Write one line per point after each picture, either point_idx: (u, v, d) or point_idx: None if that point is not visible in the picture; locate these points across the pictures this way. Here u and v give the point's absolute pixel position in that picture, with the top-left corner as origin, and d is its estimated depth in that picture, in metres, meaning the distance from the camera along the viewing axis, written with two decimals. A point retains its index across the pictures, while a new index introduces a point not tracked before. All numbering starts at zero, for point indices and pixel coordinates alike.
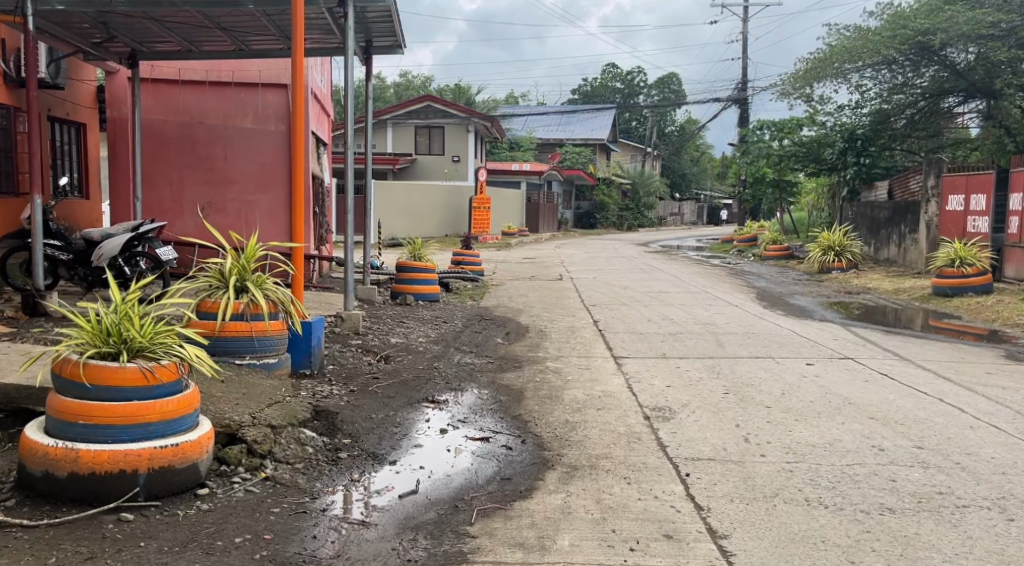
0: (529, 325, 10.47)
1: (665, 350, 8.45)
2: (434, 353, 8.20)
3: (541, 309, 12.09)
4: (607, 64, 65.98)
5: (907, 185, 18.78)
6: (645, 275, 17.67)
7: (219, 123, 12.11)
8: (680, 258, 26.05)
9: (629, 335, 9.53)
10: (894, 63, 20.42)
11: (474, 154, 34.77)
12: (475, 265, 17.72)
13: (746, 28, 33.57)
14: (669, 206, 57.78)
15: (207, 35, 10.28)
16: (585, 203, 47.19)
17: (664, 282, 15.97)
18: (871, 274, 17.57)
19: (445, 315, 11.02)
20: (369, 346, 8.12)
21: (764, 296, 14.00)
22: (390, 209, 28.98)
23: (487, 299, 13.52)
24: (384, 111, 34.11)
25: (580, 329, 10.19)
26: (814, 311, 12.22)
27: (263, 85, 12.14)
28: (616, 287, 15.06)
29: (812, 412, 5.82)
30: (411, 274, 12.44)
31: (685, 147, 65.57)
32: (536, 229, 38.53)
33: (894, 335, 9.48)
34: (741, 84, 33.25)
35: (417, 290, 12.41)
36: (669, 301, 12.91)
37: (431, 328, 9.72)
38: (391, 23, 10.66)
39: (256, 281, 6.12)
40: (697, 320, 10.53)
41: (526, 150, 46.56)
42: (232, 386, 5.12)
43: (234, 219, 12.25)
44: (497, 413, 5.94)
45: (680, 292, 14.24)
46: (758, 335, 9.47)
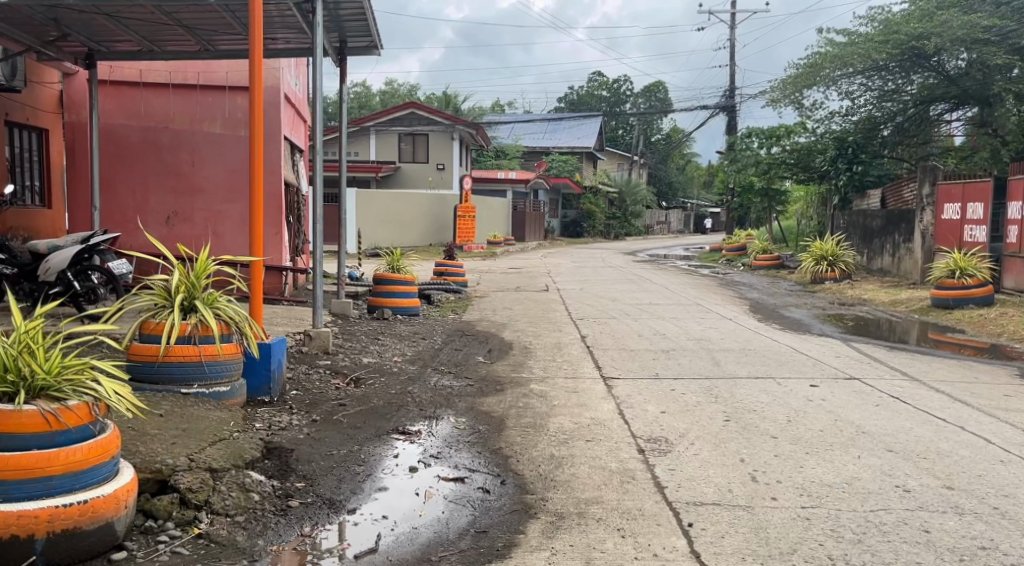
0: (513, 341, 9.88)
1: (658, 370, 7.88)
2: (409, 375, 7.59)
3: (526, 323, 11.49)
4: (593, 72, 65.68)
5: (900, 193, 18.34)
6: (633, 286, 17.14)
7: (184, 127, 11.49)
8: (669, 267, 25.57)
9: (619, 353, 8.94)
10: (884, 70, 20.20)
11: (459, 162, 34.24)
12: (458, 275, 17.12)
13: (733, 35, 33.22)
14: (656, 214, 57.41)
15: (169, 33, 9.70)
16: (571, 212, 46.73)
17: (654, 294, 15.43)
18: (865, 284, 17.10)
19: (425, 330, 10.41)
20: (338, 368, 7.51)
21: (757, 309, 13.47)
22: (373, 218, 28.29)
23: (469, 312, 12.92)
24: (368, 118, 33.50)
25: (566, 345, 9.61)
26: (811, 325, 11.69)
27: (231, 88, 11.53)
28: (604, 300, 14.50)
29: (824, 444, 5.26)
30: (389, 287, 11.82)
31: (672, 155, 65.30)
32: (522, 238, 37.97)
33: (899, 352, 8.94)
34: (728, 92, 32.90)
35: (396, 304, 11.80)
36: (659, 314, 12.35)
37: (408, 346, 9.11)
38: (365, 21, 10.06)
39: (205, 299, 5.51)
40: (690, 336, 9.98)
41: (511, 158, 46.06)
42: (171, 422, 4.50)
43: (203, 230, 11.62)
44: (474, 446, 5.33)
45: (670, 304, 13.70)
46: (756, 351, 8.92)
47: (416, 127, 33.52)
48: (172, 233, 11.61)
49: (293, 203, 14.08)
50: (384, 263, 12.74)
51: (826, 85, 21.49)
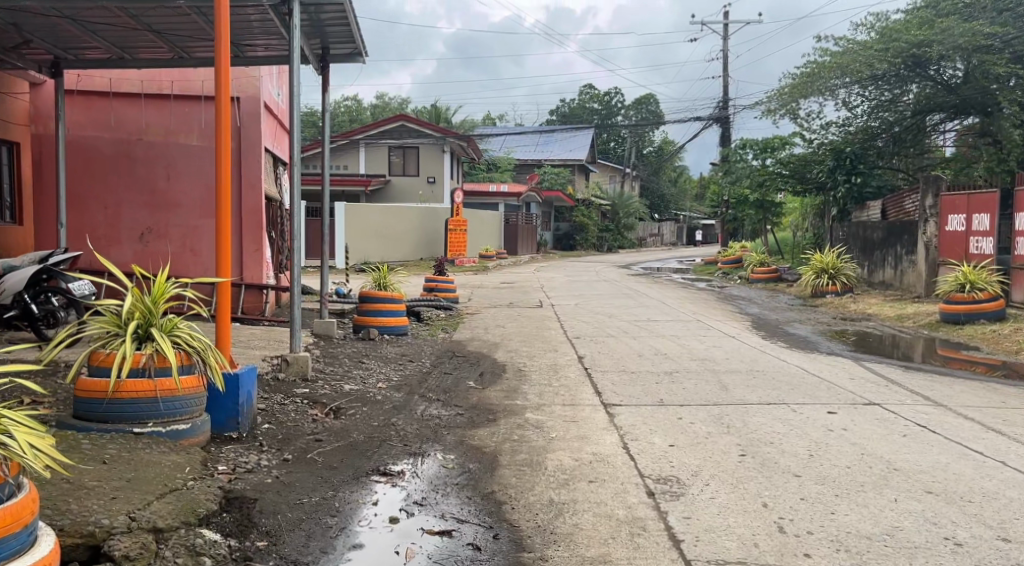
0: (506, 363, 9.33)
1: (662, 396, 7.33)
2: (393, 404, 7.03)
3: (519, 343, 10.94)
4: (584, 85, 65.45)
5: (901, 205, 17.91)
6: (629, 302, 16.62)
7: (159, 139, 10.93)
8: (664, 281, 25.08)
9: (619, 376, 8.40)
10: (881, 80, 19.80)
11: (450, 175, 33.77)
12: (448, 291, 16.56)
13: (726, 46, 32.88)
14: (649, 226, 57.02)
15: (138, 40, 9.17)
16: (564, 225, 46.28)
17: (651, 310, 14.90)
18: (868, 298, 16.63)
19: (413, 352, 9.85)
20: (317, 398, 6.94)
21: (759, 325, 12.96)
22: (363, 233, 27.71)
23: (460, 330, 12.35)
24: (357, 131, 32.93)
25: (563, 367, 9.06)
26: (818, 342, 11.16)
27: (208, 98, 11.01)
28: (600, 317, 13.96)
29: (854, 484, 4.72)
30: (374, 305, 11.24)
31: (663, 167, 65.04)
32: (514, 251, 37.45)
33: (916, 373, 8.41)
34: (721, 103, 32.53)
35: (382, 323, 11.22)
36: (658, 332, 11.82)
37: (394, 370, 8.55)
38: (348, 26, 9.51)
39: (164, 326, 4.93)
40: (693, 357, 9.45)
41: (503, 171, 45.61)
42: (115, 471, 3.95)
43: (179, 247, 11.04)
44: (462, 490, 4.76)
45: (669, 321, 13.17)
46: (764, 373, 8.39)
47: (406, 139, 32.99)
48: (147, 251, 11.00)
49: (276, 218, 13.52)
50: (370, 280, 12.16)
51: (823, 96, 21.09)
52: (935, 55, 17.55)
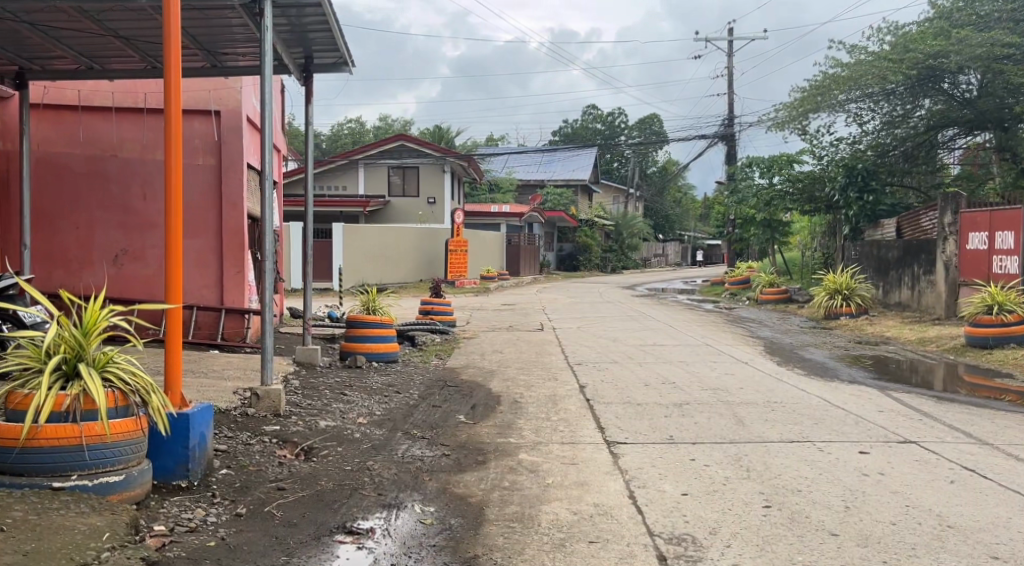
0: (502, 394, 8.63)
1: (672, 433, 6.62)
2: (372, 443, 6.32)
3: (516, 370, 10.22)
4: (586, 106, 65.17)
5: (918, 223, 17.21)
6: (634, 324, 15.93)
7: (134, 155, 10.31)
8: (670, 302, 24.40)
9: (624, 409, 7.67)
10: (891, 96, 19.44)
11: (450, 196, 33.21)
12: (445, 314, 15.87)
13: (731, 63, 32.40)
14: (653, 247, 56.45)
15: (106, 49, 8.58)
16: (567, 245, 45.70)
17: (657, 333, 14.22)
18: (884, 320, 15.90)
19: (403, 381, 9.17)
20: (286, 437, 6.23)
21: (772, 349, 12.24)
22: (361, 254, 27.10)
23: (456, 357, 11.64)
24: (356, 150, 32.42)
25: (563, 398, 8.35)
26: (837, 368, 10.43)
27: (187, 112, 10.42)
28: (603, 341, 13.27)
29: (903, 546, 4.01)
30: (361, 332, 10.58)
31: (667, 188, 64.55)
32: (517, 273, 36.80)
33: (950, 405, 7.68)
34: (727, 121, 31.95)
35: (371, 350, 10.54)
36: (664, 358, 11.10)
37: (380, 403, 7.84)
38: (332, 33, 8.86)
39: (96, 362, 4.25)
40: (704, 386, 8.74)
41: (505, 191, 45.11)
42: (10, 543, 3.40)
43: (156, 269, 10.37)
44: (440, 554, 4.04)
45: (677, 345, 12.46)
46: (782, 406, 7.67)
47: (406, 159, 32.45)
48: (121, 274, 10.33)
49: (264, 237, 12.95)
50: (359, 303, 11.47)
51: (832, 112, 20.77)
52: (952, 67, 16.95)
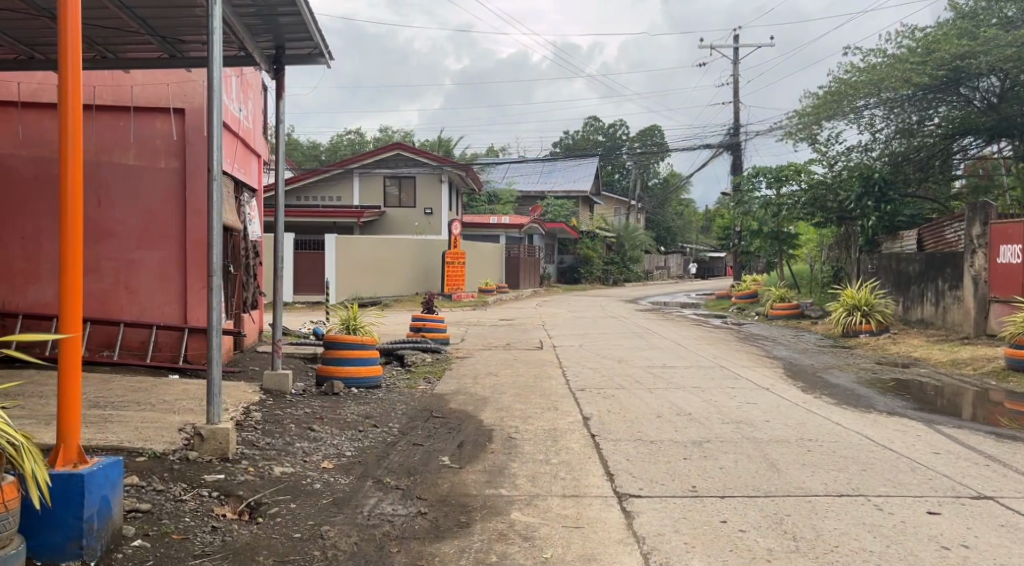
0: (494, 428, 7.56)
1: (695, 484, 5.56)
2: (334, 498, 5.26)
3: (512, 398, 9.15)
4: (587, 117, 64.38)
5: (941, 235, 16.18)
6: (640, 343, 14.88)
7: (89, 157, 9.26)
8: (676, 317, 23.43)
9: (634, 450, 6.60)
10: (909, 101, 18.66)
11: (447, 206, 32.24)
12: (438, 331, 14.83)
13: (736, 71, 31.47)
14: (655, 259, 55.44)
15: (46, 35, 7.56)
16: (568, 257, 44.66)
17: (666, 353, 13.15)
18: (908, 339, 14.85)
19: (383, 411, 8.14)
20: (230, 490, 5.16)
21: (794, 372, 11.18)
22: (354, 267, 26.08)
23: (446, 380, 10.58)
24: (351, 159, 31.49)
25: (565, 433, 7.29)
26: (870, 395, 9.36)
27: (147, 109, 9.36)
28: (606, 362, 12.20)
29: None
30: (340, 354, 9.52)
31: (669, 199, 63.63)
32: (517, 285, 35.77)
33: (1015, 445, 6.61)
34: (733, 129, 30.94)
35: (349, 375, 9.47)
36: (675, 383, 10.04)
37: (351, 441, 6.78)
38: (302, 18, 7.80)
39: None
40: (724, 420, 7.67)
41: (505, 203, 44.12)
42: None
43: (112, 284, 9.33)
44: None
45: (688, 368, 11.39)
46: (818, 446, 6.60)
47: (402, 168, 31.45)
48: None
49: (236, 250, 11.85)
50: (338, 321, 10.42)
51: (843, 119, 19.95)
52: (983, 68, 15.90)
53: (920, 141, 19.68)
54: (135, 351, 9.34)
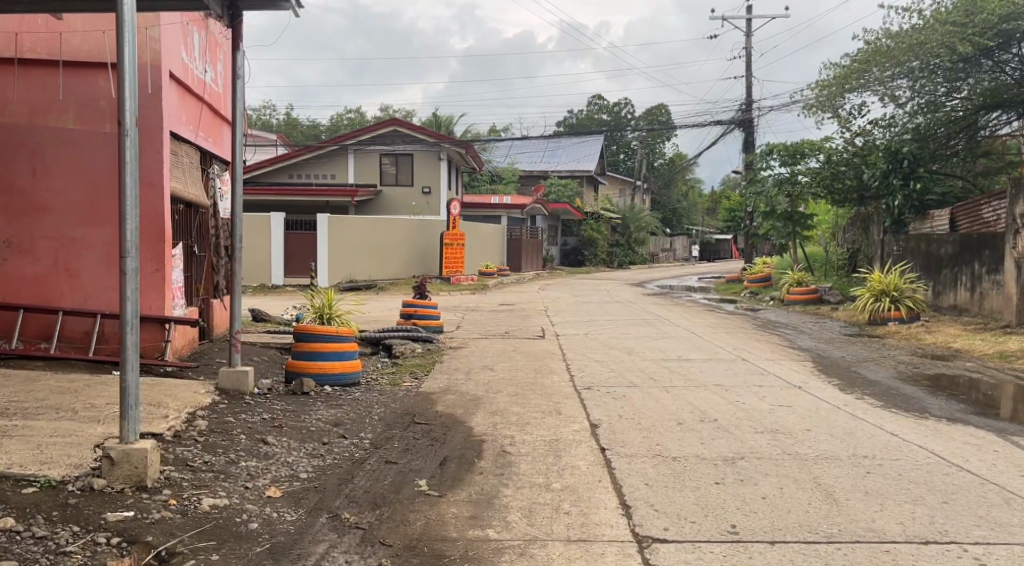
0: (486, 439, 6.37)
1: (736, 523, 4.40)
2: (272, 545, 4.08)
3: (508, 398, 7.98)
4: (591, 97, 62.93)
5: (978, 214, 14.94)
6: (650, 331, 13.71)
7: (23, 121, 8.10)
8: (686, 302, 22.22)
9: (655, 471, 5.43)
10: (939, 70, 17.57)
11: (446, 186, 31.01)
12: (429, 318, 13.67)
13: (749, 45, 30.12)
14: (661, 242, 54.16)
15: None
16: (571, 239, 43.47)
17: (681, 343, 11.97)
18: (943, 327, 13.64)
19: (356, 418, 6.96)
20: (135, 535, 3.99)
21: (825, 366, 9.99)
22: (347, 248, 24.94)
23: (435, 376, 9.39)
24: (347, 135, 30.20)
25: (570, 447, 6.11)
26: (919, 395, 8.16)
27: (88, 65, 8.15)
28: (615, 354, 11.03)
29: None
30: (311, 348, 8.34)
31: (675, 180, 62.25)
32: (518, 268, 34.55)
33: None
34: (745, 106, 29.64)
35: (323, 372, 8.33)
36: (693, 380, 8.85)
37: (310, 459, 5.59)
38: None
39: None
40: (757, 430, 6.49)
41: (507, 183, 42.85)
42: None
43: (50, 266, 8.15)
44: None
45: (706, 361, 10.22)
46: (879, 466, 5.43)
47: (399, 146, 30.17)
48: (6, 271, 8.11)
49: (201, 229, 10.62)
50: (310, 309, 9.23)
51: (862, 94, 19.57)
52: None
53: (946, 114, 18.49)
54: (77, 343, 8.18)
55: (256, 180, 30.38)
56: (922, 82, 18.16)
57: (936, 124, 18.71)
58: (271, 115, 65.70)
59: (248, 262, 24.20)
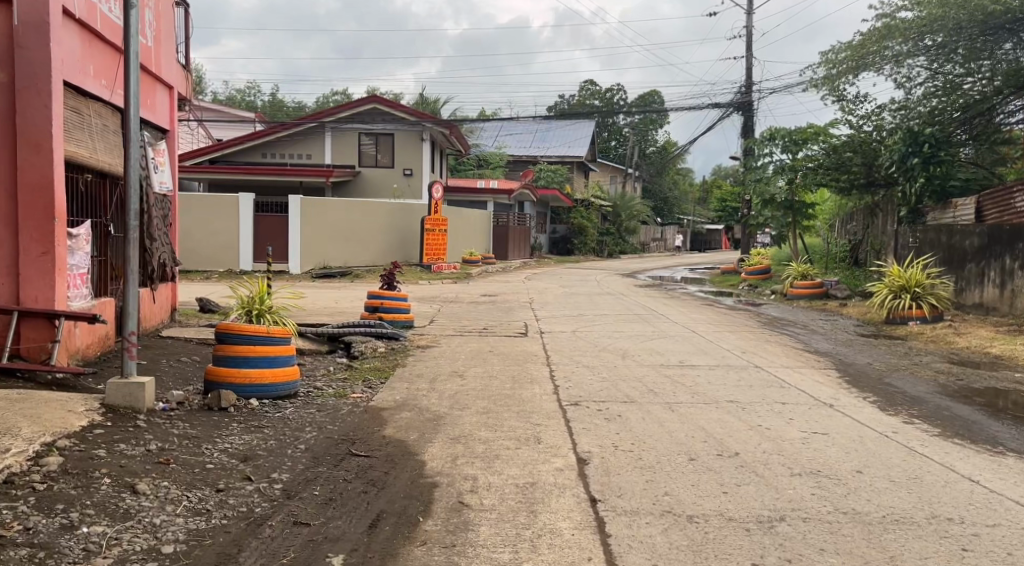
0: (440, 482, 4.84)
1: None
2: None
3: (476, 419, 6.44)
4: (583, 82, 61.24)
5: (1007, 202, 13.45)
6: (645, 330, 12.20)
7: None
8: (681, 295, 20.79)
9: (665, 543, 3.92)
10: (960, 44, 16.05)
11: (429, 168, 29.35)
12: (397, 312, 12.12)
13: (750, 23, 28.52)
14: (651, 231, 52.69)
15: None
16: (560, 227, 41.91)
17: (682, 345, 10.47)
18: (974, 328, 12.18)
19: (275, 448, 5.38)
20: None
21: (853, 376, 8.51)
22: (321, 232, 23.29)
23: (392, 385, 7.83)
24: (324, 112, 28.43)
25: (551, 496, 4.59)
26: (979, 417, 6.68)
27: None
28: (606, 358, 9.51)
29: None
30: (235, 352, 6.77)
31: (667, 169, 60.72)
32: (505, 257, 32.98)
33: None
34: (743, 87, 28.11)
35: (248, 382, 6.79)
36: (701, 395, 7.35)
37: (187, 519, 4.03)
38: None
39: None
40: (793, 471, 4.99)
41: (495, 167, 41.19)
42: None
43: None
44: None
45: (713, 369, 8.72)
46: (976, 539, 3.93)
47: (378, 124, 28.49)
48: None
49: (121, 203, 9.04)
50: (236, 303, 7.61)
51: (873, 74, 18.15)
52: None
53: (962, 99, 16.97)
54: None
55: (226, 159, 28.64)
56: (940, 58, 16.68)
57: (950, 108, 17.23)
58: (255, 95, 63.64)
59: (214, 244, 22.54)
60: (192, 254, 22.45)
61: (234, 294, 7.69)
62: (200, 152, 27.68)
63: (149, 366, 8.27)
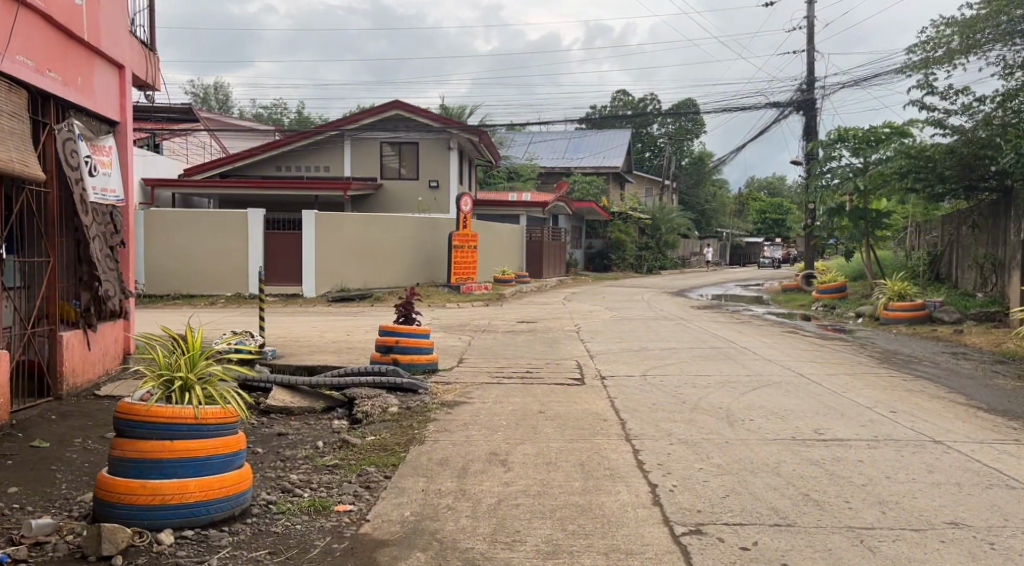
0: None
1: None
2: None
3: None
4: (615, 91, 58.75)
5: None
6: (738, 375, 9.33)
7: None
8: (747, 318, 17.94)
9: None
10: None
11: (457, 178, 26.80)
12: (418, 353, 9.46)
13: (810, 12, 25.68)
14: (690, 245, 49.79)
15: None
16: (597, 242, 38.85)
17: (802, 401, 7.67)
18: None
19: None
20: None
21: None
22: (338, 251, 20.67)
23: (403, 484, 5.13)
24: (343, 119, 25.97)
25: None
26: None
27: None
28: (708, 426, 6.68)
29: None
30: (140, 452, 4.14)
31: (704, 179, 57.77)
32: (540, 275, 30.24)
33: None
34: (805, 84, 25.23)
35: (161, 503, 4.13)
36: (897, 508, 4.57)
37: None
38: None
39: None
40: None
41: (526, 180, 38.68)
42: None
43: None
44: None
45: (875, 446, 5.94)
46: None
47: (401, 132, 25.99)
48: None
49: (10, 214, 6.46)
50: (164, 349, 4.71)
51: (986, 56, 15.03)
52: None
53: None
54: None
55: (238, 172, 26.28)
56: None
57: None
58: (280, 112, 61.69)
59: (219, 266, 20.07)
60: (196, 276, 20.04)
61: (156, 343, 4.79)
62: (209, 165, 25.37)
63: (50, 453, 5.64)
